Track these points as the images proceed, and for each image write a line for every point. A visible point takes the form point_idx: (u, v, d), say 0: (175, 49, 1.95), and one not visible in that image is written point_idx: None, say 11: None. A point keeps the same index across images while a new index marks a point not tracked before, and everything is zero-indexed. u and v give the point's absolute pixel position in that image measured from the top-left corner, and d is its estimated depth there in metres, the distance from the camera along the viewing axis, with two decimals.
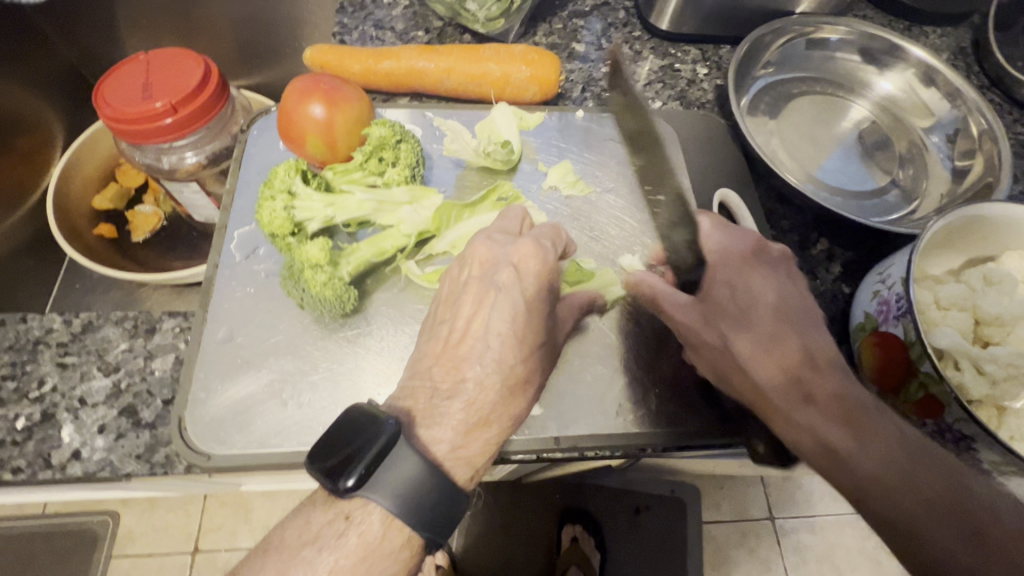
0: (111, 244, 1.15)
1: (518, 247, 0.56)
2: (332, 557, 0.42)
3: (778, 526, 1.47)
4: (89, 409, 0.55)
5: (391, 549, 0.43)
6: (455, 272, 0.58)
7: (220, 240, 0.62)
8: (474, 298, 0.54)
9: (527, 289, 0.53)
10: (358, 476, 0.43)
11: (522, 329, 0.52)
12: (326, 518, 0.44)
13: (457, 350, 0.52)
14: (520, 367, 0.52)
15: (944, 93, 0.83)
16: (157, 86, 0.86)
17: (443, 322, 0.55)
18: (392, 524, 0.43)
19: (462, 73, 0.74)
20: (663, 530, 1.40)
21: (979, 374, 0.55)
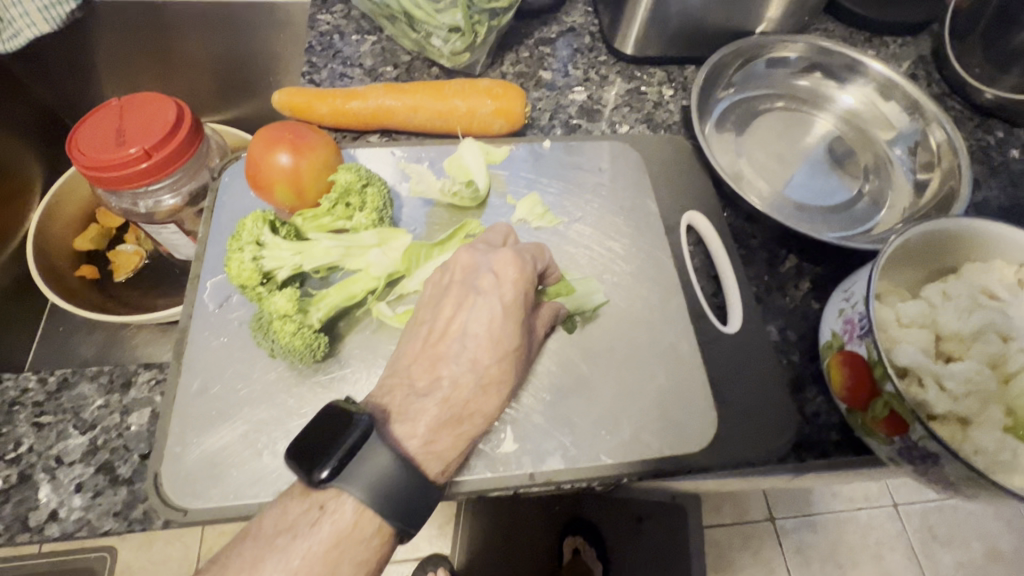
0: (95, 284, 1.15)
1: (498, 255, 0.58)
2: (306, 543, 0.45)
3: (778, 528, 1.47)
4: (66, 468, 0.55)
5: (364, 535, 0.46)
6: (437, 274, 0.60)
7: (193, 290, 0.63)
8: (453, 300, 0.57)
9: (505, 296, 0.55)
10: (334, 466, 0.45)
11: (497, 333, 0.55)
12: (300, 508, 0.47)
13: (436, 349, 0.55)
14: (494, 367, 0.54)
15: (903, 105, 0.85)
16: (130, 131, 0.86)
17: (422, 323, 0.57)
18: (364, 512, 0.46)
19: (428, 110, 0.76)
20: (665, 537, 1.39)
21: (942, 390, 0.55)
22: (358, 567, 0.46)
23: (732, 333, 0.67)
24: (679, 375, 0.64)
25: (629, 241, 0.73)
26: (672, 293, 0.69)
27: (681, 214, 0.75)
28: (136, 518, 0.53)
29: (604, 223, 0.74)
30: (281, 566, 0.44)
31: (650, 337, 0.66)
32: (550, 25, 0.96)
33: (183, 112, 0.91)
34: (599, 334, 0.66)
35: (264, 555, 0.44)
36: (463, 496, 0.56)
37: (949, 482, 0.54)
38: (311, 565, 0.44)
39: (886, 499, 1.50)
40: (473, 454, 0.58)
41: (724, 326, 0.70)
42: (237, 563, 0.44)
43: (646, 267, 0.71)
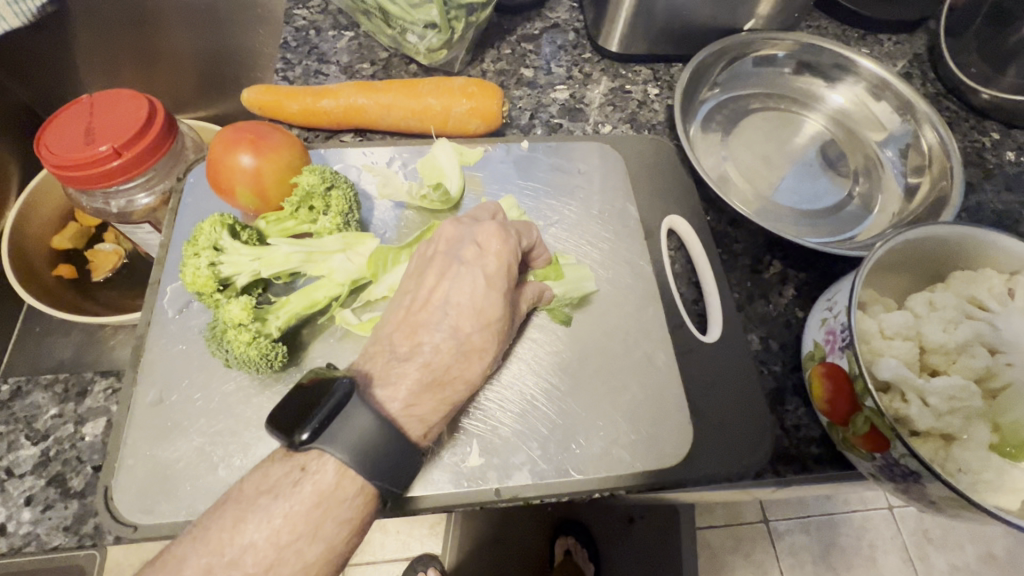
0: (71, 284, 1.13)
1: (482, 227, 0.56)
2: (286, 504, 0.40)
3: (771, 529, 1.46)
4: (16, 480, 0.54)
5: (347, 497, 0.42)
6: (421, 248, 0.58)
7: (153, 295, 0.61)
8: (437, 270, 0.54)
9: (488, 267, 0.53)
10: (313, 428, 0.41)
11: (482, 304, 0.52)
12: (282, 470, 0.42)
13: (417, 316, 0.52)
14: (477, 336, 0.52)
15: (895, 106, 0.82)
16: (100, 129, 0.84)
17: (405, 293, 0.55)
18: (347, 473, 0.42)
19: (402, 108, 0.73)
20: (657, 539, 1.35)
21: (924, 406, 0.53)
22: (343, 529, 0.42)
23: (712, 341, 0.65)
24: (654, 385, 0.62)
25: (609, 244, 0.71)
26: (651, 300, 0.67)
27: (662, 218, 0.73)
28: (86, 533, 0.52)
29: (582, 226, 0.72)
30: (263, 527, 0.40)
31: (627, 347, 0.64)
32: (534, 20, 0.93)
33: (154, 115, 0.87)
34: (574, 343, 0.64)
35: (244, 516, 0.40)
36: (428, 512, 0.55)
37: (931, 500, 0.52)
38: (293, 525, 0.40)
39: (881, 502, 1.48)
40: (438, 469, 0.56)
41: (705, 334, 0.67)
42: (215, 526, 0.40)
43: (624, 272, 0.69)
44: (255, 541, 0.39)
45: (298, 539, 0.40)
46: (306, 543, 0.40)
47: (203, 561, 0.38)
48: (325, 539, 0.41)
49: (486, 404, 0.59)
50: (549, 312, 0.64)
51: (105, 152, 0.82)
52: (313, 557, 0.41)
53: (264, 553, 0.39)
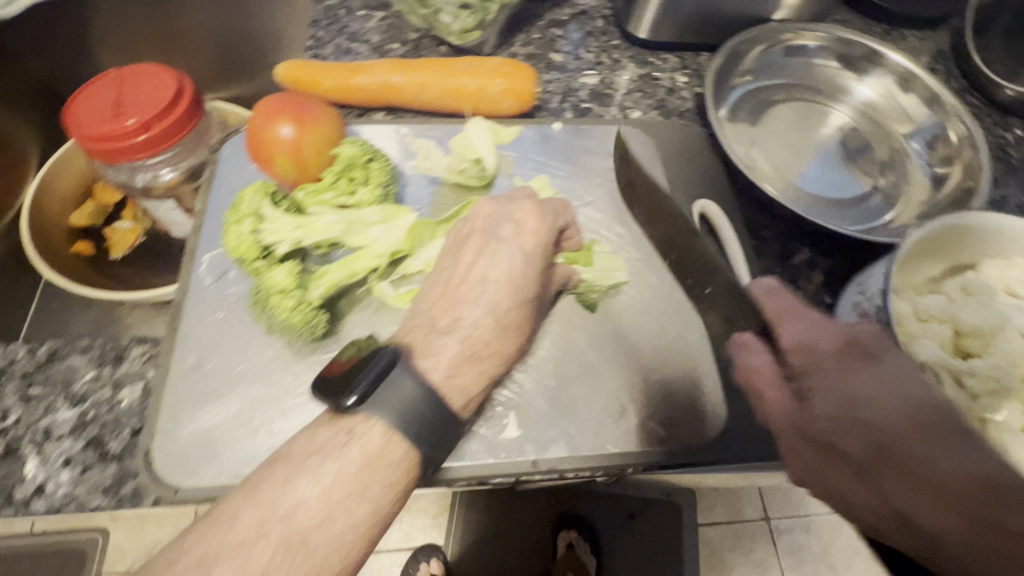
0: (89, 261, 1.12)
1: (520, 204, 0.56)
2: (336, 463, 0.39)
3: (773, 527, 1.45)
4: (54, 441, 0.54)
5: (394, 460, 0.40)
6: (456, 224, 0.57)
7: (190, 264, 0.61)
8: (475, 247, 0.54)
9: (526, 244, 0.53)
10: (360, 393, 0.40)
11: (520, 280, 0.52)
12: (328, 432, 0.41)
13: (456, 292, 0.51)
14: (515, 311, 0.51)
15: (922, 98, 0.83)
16: (128, 102, 0.83)
17: (442, 270, 0.54)
18: (394, 437, 0.40)
19: (436, 87, 0.74)
20: (657, 532, 1.39)
21: (960, 387, 0.55)
22: (390, 492, 0.40)
23: None
24: (686, 365, 0.62)
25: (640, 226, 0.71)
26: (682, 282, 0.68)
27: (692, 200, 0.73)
28: (125, 495, 0.52)
29: (613, 208, 0.72)
30: (314, 484, 0.38)
31: (659, 327, 0.64)
32: (562, 6, 0.93)
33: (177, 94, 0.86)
34: (607, 321, 0.64)
35: (294, 474, 0.38)
36: (461, 482, 0.55)
37: None
38: (344, 485, 0.38)
39: None
40: (474, 441, 0.56)
41: None
42: (265, 482, 0.38)
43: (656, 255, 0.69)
44: (305, 498, 0.37)
45: (348, 498, 0.38)
46: (356, 503, 0.38)
47: (254, 516, 0.36)
48: (373, 501, 0.39)
49: (521, 379, 0.60)
50: (577, 296, 0.64)
51: (127, 129, 0.82)
52: (362, 518, 0.39)
53: (315, 510, 0.37)
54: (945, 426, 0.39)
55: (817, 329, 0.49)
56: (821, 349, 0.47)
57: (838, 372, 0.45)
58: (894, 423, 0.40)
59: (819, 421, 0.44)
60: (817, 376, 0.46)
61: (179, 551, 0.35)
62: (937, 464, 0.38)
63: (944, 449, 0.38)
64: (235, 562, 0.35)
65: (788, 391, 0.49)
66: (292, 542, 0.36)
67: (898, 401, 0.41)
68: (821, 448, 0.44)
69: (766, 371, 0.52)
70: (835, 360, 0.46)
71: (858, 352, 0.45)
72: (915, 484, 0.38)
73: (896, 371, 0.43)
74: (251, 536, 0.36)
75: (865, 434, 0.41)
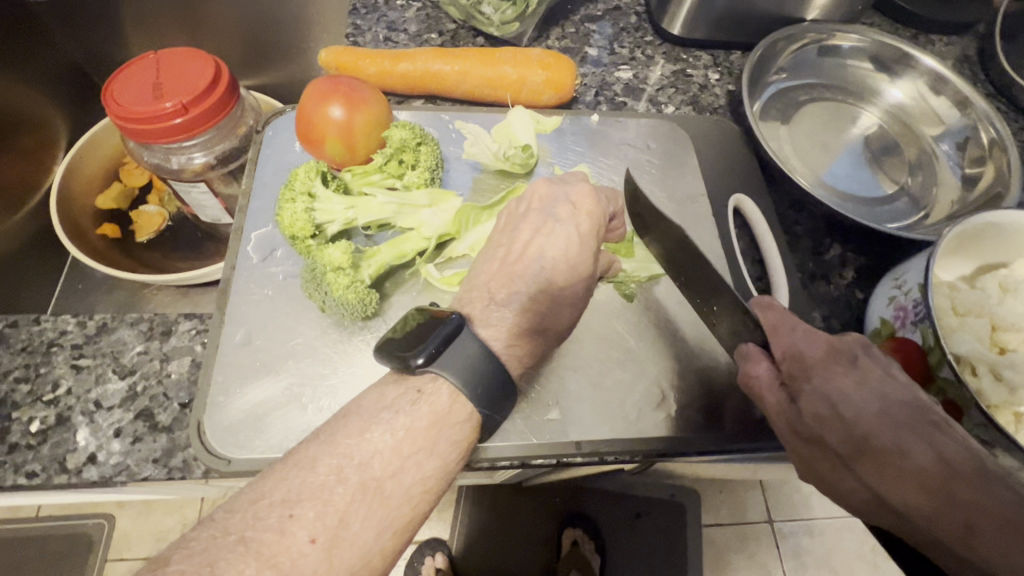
0: (115, 244, 1.10)
1: (576, 187, 0.59)
2: (407, 419, 0.42)
3: (777, 530, 1.38)
4: (105, 412, 0.54)
5: (459, 420, 0.44)
6: (511, 204, 0.60)
7: (237, 242, 0.62)
8: (531, 225, 0.57)
9: (582, 224, 0.56)
10: (429, 353, 0.43)
11: (575, 257, 0.56)
12: (397, 391, 0.44)
13: (513, 268, 0.54)
14: (568, 289, 0.55)
15: (954, 101, 0.83)
16: (168, 83, 0.75)
17: (499, 246, 0.57)
18: (459, 397, 0.44)
19: (478, 76, 0.75)
20: (662, 535, 1.35)
21: (997, 380, 0.56)
22: (455, 449, 0.43)
23: None
24: (724, 354, 0.63)
25: (676, 219, 0.72)
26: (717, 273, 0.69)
27: (729, 197, 0.73)
28: (175, 466, 0.52)
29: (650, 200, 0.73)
30: (387, 436, 0.41)
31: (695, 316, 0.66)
32: (596, 2, 0.94)
33: (219, 78, 0.78)
34: (645, 309, 0.65)
35: (368, 427, 0.41)
36: (504, 462, 0.56)
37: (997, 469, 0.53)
38: (415, 439, 0.41)
39: None
40: (518, 421, 0.58)
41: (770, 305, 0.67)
42: (341, 433, 0.41)
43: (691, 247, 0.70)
44: (380, 449, 0.40)
45: (418, 452, 0.41)
46: (425, 456, 0.41)
47: (334, 462, 0.39)
48: (440, 457, 0.42)
49: (561, 363, 0.61)
50: (616, 285, 0.66)
51: (162, 112, 0.73)
52: (430, 471, 0.42)
53: (390, 459, 0.40)
54: (919, 420, 0.45)
55: (808, 338, 0.50)
56: (812, 355, 0.49)
57: (830, 375, 0.48)
58: (874, 417, 0.45)
59: (812, 421, 0.47)
60: (812, 380, 0.48)
61: (263, 491, 0.37)
62: (911, 452, 0.43)
63: (914, 438, 0.44)
64: (318, 502, 0.37)
65: (784, 397, 0.50)
66: (369, 489, 0.39)
67: (876, 399, 0.46)
68: (812, 448, 0.47)
69: (768, 382, 0.50)
70: (827, 364, 0.48)
71: (841, 357, 0.49)
72: (896, 471, 0.43)
73: (878, 372, 0.48)
74: (332, 479, 0.38)
75: (850, 429, 0.45)
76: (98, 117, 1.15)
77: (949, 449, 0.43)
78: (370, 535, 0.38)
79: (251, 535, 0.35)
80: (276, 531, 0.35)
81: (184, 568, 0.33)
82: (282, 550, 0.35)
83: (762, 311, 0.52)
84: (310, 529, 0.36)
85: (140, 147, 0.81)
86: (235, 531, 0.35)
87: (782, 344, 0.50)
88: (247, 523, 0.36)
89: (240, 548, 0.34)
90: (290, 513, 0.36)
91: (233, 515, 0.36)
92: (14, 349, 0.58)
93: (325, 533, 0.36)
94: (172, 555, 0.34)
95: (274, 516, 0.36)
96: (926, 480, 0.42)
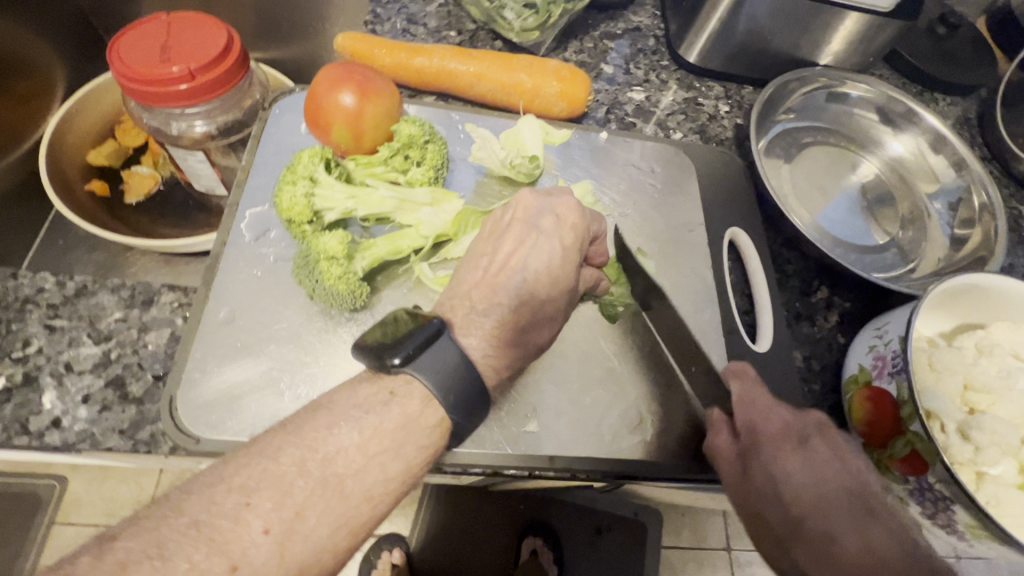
0: (102, 202, 1.07)
1: (562, 199, 0.60)
2: (376, 419, 0.42)
3: (733, 559, 1.39)
4: (75, 376, 0.53)
5: (429, 425, 0.43)
6: (497, 213, 0.60)
7: (231, 218, 0.61)
8: (514, 237, 0.57)
9: (565, 238, 0.57)
10: (406, 354, 0.43)
11: (556, 270, 0.56)
12: (370, 390, 0.44)
13: (495, 281, 0.54)
14: (552, 304, 0.55)
15: (951, 161, 0.85)
16: (177, 47, 0.73)
17: (482, 256, 0.56)
18: (431, 402, 0.44)
19: (493, 80, 0.75)
20: (621, 552, 1.35)
21: (964, 439, 0.57)
22: (421, 454, 0.43)
23: (761, 351, 0.67)
24: None
25: (672, 246, 0.73)
26: (707, 303, 0.70)
27: (725, 229, 0.76)
28: (142, 439, 0.51)
29: (647, 223, 0.74)
30: (354, 433, 0.41)
31: None
32: (617, 21, 0.95)
33: (230, 49, 0.76)
34: (632, 331, 0.66)
35: (336, 422, 0.41)
36: (476, 469, 0.56)
37: (954, 524, 0.55)
38: (382, 439, 0.41)
39: None
40: (495, 429, 0.58)
41: (753, 343, 0.69)
42: (309, 425, 0.41)
43: (684, 275, 0.71)
44: (346, 445, 0.40)
45: (383, 453, 0.41)
46: (390, 457, 0.41)
47: (297, 453, 0.39)
48: (406, 459, 0.42)
49: (545, 376, 0.61)
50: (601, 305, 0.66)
51: (168, 76, 0.71)
52: (394, 473, 0.41)
53: (354, 458, 0.40)
54: (858, 509, 0.48)
55: (765, 414, 0.56)
56: (765, 431, 0.55)
57: (780, 455, 0.53)
58: (814, 503, 0.49)
59: (759, 497, 0.52)
60: (761, 456, 0.53)
61: (222, 475, 0.37)
62: (843, 543, 0.45)
63: (851, 529, 0.46)
64: (276, 494, 0.37)
65: (737, 470, 0.54)
66: (331, 485, 0.38)
67: (821, 484, 0.50)
68: (758, 526, 0.51)
69: (726, 453, 0.56)
70: (778, 443, 0.54)
71: (795, 439, 0.54)
72: (827, 562, 0.45)
73: (827, 453, 0.53)
74: (293, 472, 0.38)
75: (789, 510, 0.49)
76: (100, 71, 1.12)
77: (879, 544, 0.45)
78: (326, 533, 0.37)
79: (204, 520, 0.35)
80: (231, 518, 0.35)
81: (130, 546, 0.33)
82: (234, 539, 0.34)
83: (733, 378, 0.59)
84: (265, 520, 0.36)
85: (141, 108, 0.80)
86: (188, 514, 0.35)
87: (743, 418, 0.56)
88: (202, 507, 0.35)
89: (191, 532, 0.34)
90: (246, 501, 0.36)
91: (188, 497, 0.36)
92: None
93: (280, 525, 0.36)
94: (122, 532, 0.34)
95: (230, 503, 0.36)
96: (853, 572, 0.44)
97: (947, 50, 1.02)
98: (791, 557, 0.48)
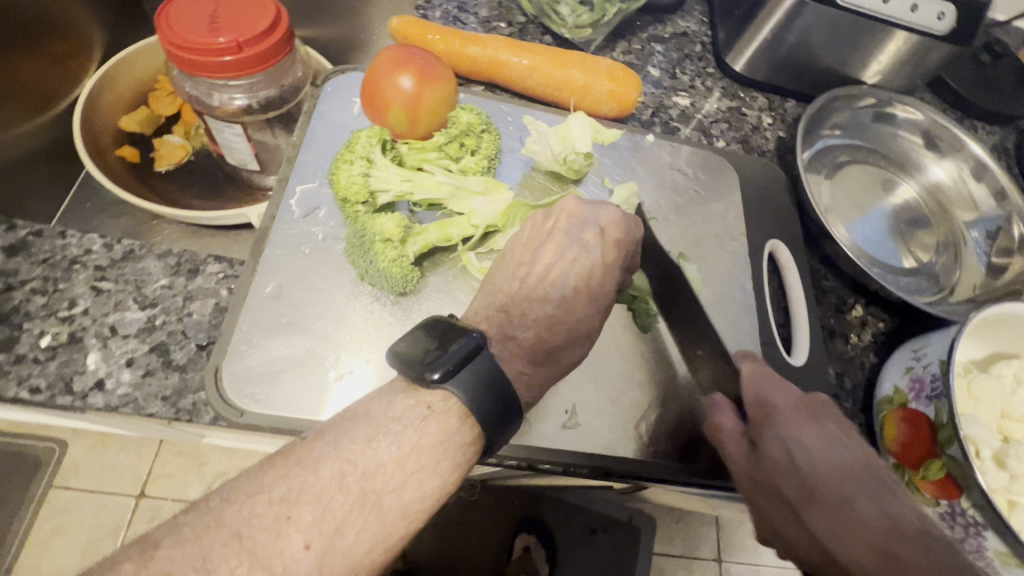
0: (131, 168, 1.07)
1: (605, 211, 0.60)
2: (414, 434, 0.41)
3: (724, 569, 1.39)
4: (120, 339, 0.53)
5: (464, 442, 0.42)
6: (539, 219, 0.60)
7: (281, 193, 0.61)
8: (554, 247, 0.57)
9: (605, 252, 0.57)
10: (446, 370, 0.42)
11: (596, 279, 0.56)
12: (406, 402, 0.42)
13: (535, 291, 0.54)
14: (595, 304, 0.56)
15: (992, 191, 0.85)
16: (227, 18, 0.72)
17: (521, 265, 0.56)
18: (468, 419, 0.43)
19: (546, 75, 0.75)
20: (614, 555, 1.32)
21: (997, 469, 0.57)
22: (456, 470, 0.42)
23: (796, 363, 0.67)
24: None
25: (711, 255, 0.73)
26: (744, 314, 0.69)
27: (765, 240, 0.76)
28: (184, 407, 0.51)
29: (687, 230, 0.74)
30: (393, 448, 0.40)
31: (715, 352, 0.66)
32: (665, 24, 0.95)
33: (278, 23, 0.75)
34: (669, 337, 0.66)
35: (375, 435, 0.40)
36: (511, 461, 0.56)
37: (984, 550, 0.56)
38: (419, 456, 0.40)
39: None
40: (531, 425, 0.58)
41: (788, 355, 0.69)
42: (347, 437, 0.40)
43: (723, 284, 0.71)
44: (385, 461, 0.39)
45: (421, 470, 0.40)
46: (427, 475, 0.40)
47: (337, 467, 0.38)
48: (442, 477, 0.41)
49: (582, 375, 0.61)
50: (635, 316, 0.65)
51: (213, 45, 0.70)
52: (429, 491, 0.40)
53: (392, 474, 0.39)
54: (866, 479, 0.52)
55: (779, 390, 0.58)
56: (778, 407, 0.57)
57: (794, 426, 0.56)
58: (829, 473, 0.53)
59: (774, 470, 0.55)
60: (774, 430, 0.56)
61: (263, 484, 0.37)
62: (861, 510, 0.48)
63: (865, 495, 0.50)
64: (315, 508, 0.36)
65: (742, 445, 0.58)
66: (370, 501, 0.38)
67: (832, 457, 0.54)
68: (769, 498, 0.55)
69: (729, 430, 0.58)
70: (792, 417, 0.57)
71: (807, 412, 0.57)
72: (842, 523, 0.49)
73: (834, 429, 0.56)
74: (333, 485, 0.37)
75: (805, 480, 0.53)
76: (137, 35, 1.11)
77: (895, 511, 0.48)
78: (363, 548, 0.37)
79: (246, 532, 0.35)
80: (272, 531, 0.35)
81: (173, 556, 0.33)
82: (275, 553, 0.34)
83: (744, 361, 0.61)
84: (305, 534, 0.35)
85: (184, 77, 0.79)
86: (229, 525, 0.35)
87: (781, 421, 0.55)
88: (242, 519, 0.35)
89: (234, 544, 0.34)
90: (287, 514, 0.35)
91: (229, 506, 0.35)
92: (35, 259, 0.56)
93: (320, 540, 0.35)
94: (164, 539, 0.34)
95: (270, 515, 0.35)
96: (870, 537, 0.46)
97: (989, 78, 1.02)
98: (807, 523, 0.51)
